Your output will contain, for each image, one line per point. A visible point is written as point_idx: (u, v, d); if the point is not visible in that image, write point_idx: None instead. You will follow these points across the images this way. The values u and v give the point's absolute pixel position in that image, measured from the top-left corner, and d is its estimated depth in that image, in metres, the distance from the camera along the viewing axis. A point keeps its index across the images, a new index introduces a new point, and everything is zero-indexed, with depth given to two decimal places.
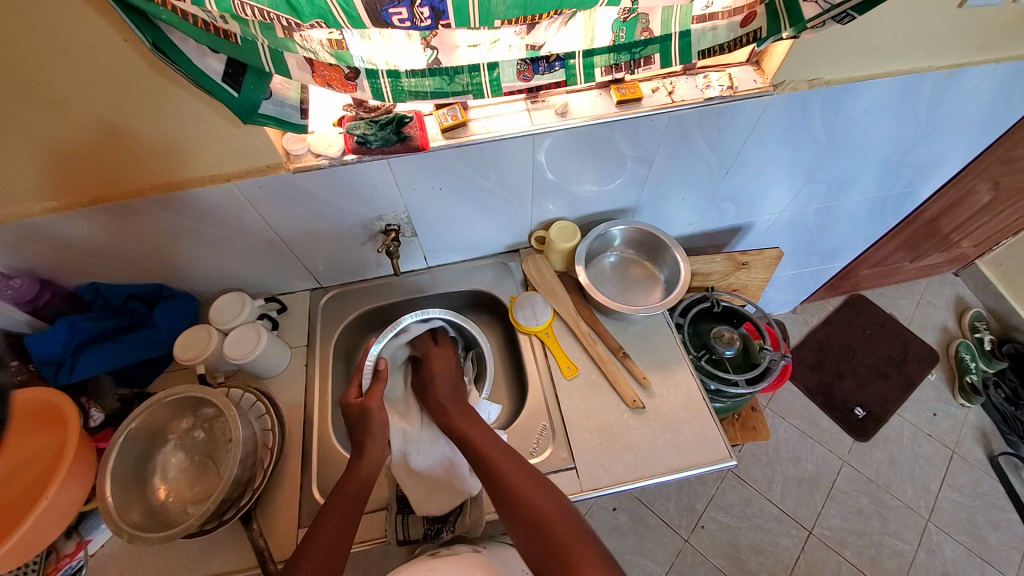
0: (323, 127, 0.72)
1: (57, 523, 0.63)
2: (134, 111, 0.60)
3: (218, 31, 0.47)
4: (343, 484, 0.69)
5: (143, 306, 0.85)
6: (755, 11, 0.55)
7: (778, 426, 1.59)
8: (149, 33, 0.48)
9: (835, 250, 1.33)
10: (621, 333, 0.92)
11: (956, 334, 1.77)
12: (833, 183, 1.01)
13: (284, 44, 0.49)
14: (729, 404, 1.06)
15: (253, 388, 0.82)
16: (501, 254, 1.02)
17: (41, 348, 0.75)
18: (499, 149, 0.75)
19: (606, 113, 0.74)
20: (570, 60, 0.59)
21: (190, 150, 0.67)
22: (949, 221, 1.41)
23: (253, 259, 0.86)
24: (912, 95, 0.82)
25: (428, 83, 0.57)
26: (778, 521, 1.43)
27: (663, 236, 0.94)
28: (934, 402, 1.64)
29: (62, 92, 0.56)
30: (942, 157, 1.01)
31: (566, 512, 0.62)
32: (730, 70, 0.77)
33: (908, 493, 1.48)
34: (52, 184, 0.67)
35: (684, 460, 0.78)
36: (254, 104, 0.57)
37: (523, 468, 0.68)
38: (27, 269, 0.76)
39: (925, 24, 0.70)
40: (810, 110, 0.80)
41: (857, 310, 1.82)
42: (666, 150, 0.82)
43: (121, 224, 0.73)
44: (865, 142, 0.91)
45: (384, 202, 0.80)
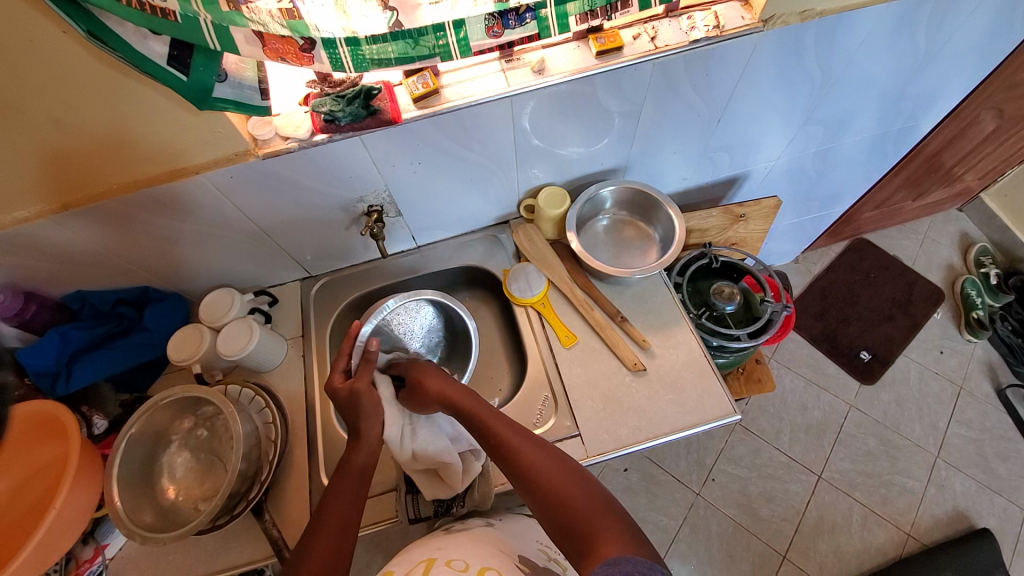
0: (287, 107, 0.68)
1: (67, 531, 0.64)
2: (84, 107, 0.56)
3: (156, 10, 0.43)
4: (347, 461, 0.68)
5: (132, 310, 0.84)
6: None
7: (784, 377, 1.59)
8: (81, 21, 0.44)
9: (835, 194, 1.30)
10: (619, 297, 0.90)
11: (961, 270, 1.75)
12: (830, 123, 0.97)
13: (230, 18, 0.46)
14: (732, 359, 1.05)
15: (251, 383, 0.81)
16: (491, 227, 0.99)
17: (34, 361, 0.74)
18: (478, 116, 0.71)
19: (586, 66, 0.70)
20: (541, 10, 0.55)
21: (152, 143, 0.63)
22: (952, 155, 1.37)
23: (237, 252, 0.84)
24: (910, 21, 0.77)
25: (392, 48, 0.53)
26: (788, 468, 1.45)
27: (655, 194, 0.91)
28: (939, 340, 1.63)
29: (9, 94, 0.53)
30: (942, 86, 0.96)
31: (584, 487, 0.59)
32: (715, 8, 0.72)
33: (917, 432, 1.49)
34: (18, 194, 0.64)
35: (690, 418, 0.78)
36: (207, 87, 0.53)
37: (545, 449, 0.64)
38: (8, 283, 0.74)
39: None
40: (803, 47, 0.76)
41: (860, 254, 1.79)
42: (654, 102, 0.78)
43: (93, 227, 0.70)
44: (862, 77, 0.86)
45: (363, 182, 0.77)
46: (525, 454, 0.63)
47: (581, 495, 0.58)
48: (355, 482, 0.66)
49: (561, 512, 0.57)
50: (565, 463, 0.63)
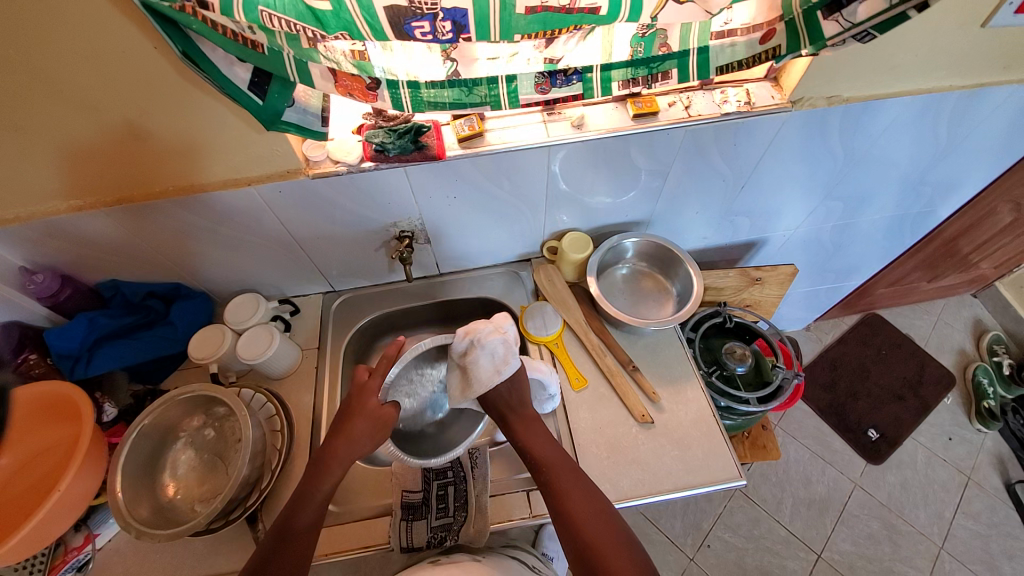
0: (342, 134, 0.73)
1: (66, 515, 0.65)
2: (160, 114, 0.62)
3: (247, 41, 0.48)
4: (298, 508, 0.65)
5: (161, 304, 0.86)
6: (774, 28, 0.55)
7: (788, 446, 1.56)
8: (179, 43, 0.48)
9: (850, 268, 1.32)
10: (631, 346, 0.91)
11: (974, 357, 1.74)
12: (850, 200, 1.00)
13: (309, 54, 0.49)
14: (739, 422, 1.04)
15: (264, 389, 0.83)
16: (513, 263, 1.02)
17: (59, 342, 0.77)
18: (515, 160, 0.75)
19: (622, 126, 0.74)
20: (587, 73, 0.60)
21: (212, 153, 0.68)
22: (969, 241, 1.39)
23: (269, 261, 0.88)
24: (933, 114, 0.81)
25: (447, 94, 0.58)
26: (786, 543, 1.40)
27: (675, 249, 0.94)
28: (951, 427, 1.60)
29: (92, 94, 0.57)
30: (962, 176, 1.00)
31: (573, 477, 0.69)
32: (748, 86, 0.77)
33: (922, 519, 1.44)
34: (79, 184, 0.68)
35: (692, 477, 0.77)
36: (277, 112, 0.58)
37: (583, 484, 0.68)
38: (50, 265, 0.78)
39: (948, 42, 0.70)
40: (829, 128, 0.80)
41: (872, 329, 1.79)
42: (682, 164, 0.82)
43: (140, 222, 0.74)
44: (885, 160, 0.90)
45: (399, 208, 0.81)
46: (556, 471, 0.69)
47: (605, 532, 0.64)
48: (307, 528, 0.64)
49: (593, 557, 0.62)
50: (591, 490, 0.68)
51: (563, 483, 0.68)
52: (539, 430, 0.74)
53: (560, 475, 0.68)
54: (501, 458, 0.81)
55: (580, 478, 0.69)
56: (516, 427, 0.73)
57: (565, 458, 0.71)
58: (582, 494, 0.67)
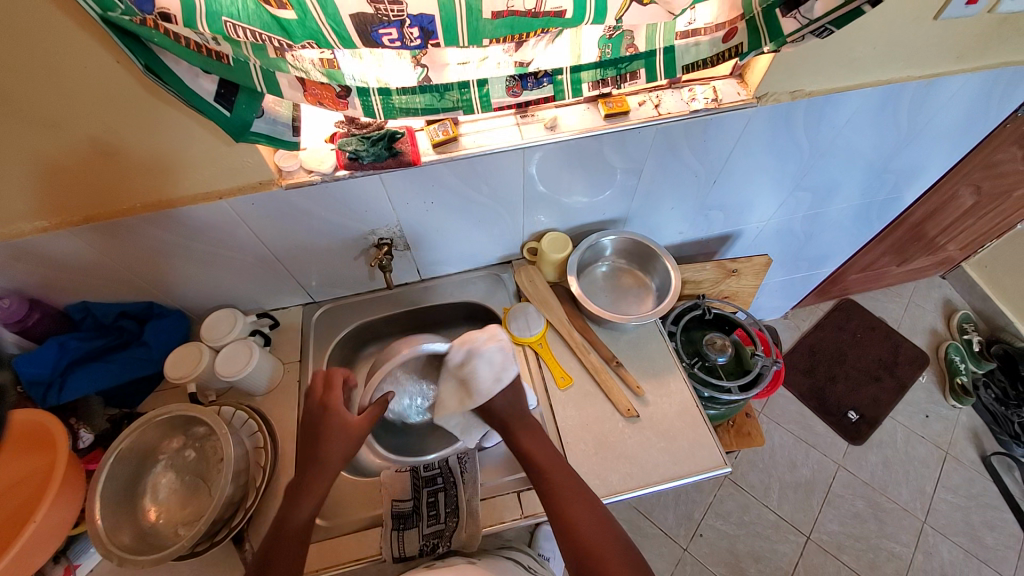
0: (314, 143, 0.72)
1: (44, 547, 0.62)
2: (126, 130, 0.60)
3: (211, 53, 0.47)
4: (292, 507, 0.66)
5: (134, 324, 0.84)
6: (737, 26, 0.57)
7: (773, 432, 1.60)
8: (142, 57, 0.48)
9: (823, 256, 1.36)
10: (615, 342, 0.92)
11: (944, 336, 1.80)
12: (818, 190, 1.03)
13: (276, 64, 0.49)
14: (723, 411, 1.06)
15: (246, 406, 0.81)
16: (494, 266, 1.02)
17: (29, 368, 0.74)
18: (491, 163, 0.76)
19: (595, 126, 0.75)
20: (558, 75, 0.61)
21: (183, 168, 0.67)
22: (934, 225, 1.45)
23: (246, 275, 0.86)
24: (892, 104, 0.84)
25: (419, 100, 0.58)
26: (776, 527, 1.43)
27: (653, 245, 0.95)
28: (926, 404, 1.66)
29: (52, 113, 0.56)
30: (922, 163, 1.04)
31: (569, 478, 0.69)
32: (715, 84, 0.79)
33: (903, 495, 1.49)
34: (42, 207, 0.66)
35: (681, 468, 0.78)
36: (246, 123, 0.57)
37: (580, 486, 0.69)
38: (16, 289, 0.75)
39: (901, 35, 0.73)
40: (794, 121, 0.83)
41: (847, 314, 1.84)
42: (655, 161, 0.84)
43: (111, 242, 0.72)
44: (850, 150, 0.93)
45: (377, 215, 0.80)
46: (556, 477, 0.69)
47: (598, 535, 0.64)
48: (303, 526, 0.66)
49: (592, 560, 0.62)
50: (587, 491, 0.69)
51: (562, 489, 0.68)
52: (535, 434, 0.74)
53: (560, 482, 0.69)
54: (491, 462, 0.82)
55: (578, 484, 0.69)
56: (513, 429, 0.75)
57: (561, 461, 0.72)
58: (579, 496, 0.68)
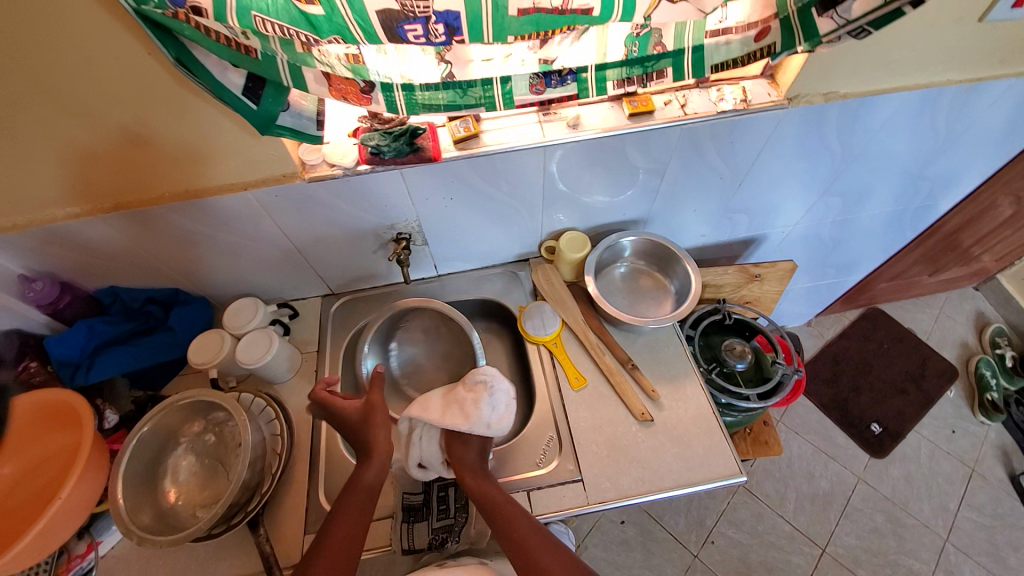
0: (337, 137, 0.73)
1: (69, 522, 0.65)
2: (155, 119, 0.61)
3: (240, 47, 0.48)
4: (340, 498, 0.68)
5: (160, 310, 0.86)
6: (770, 26, 0.55)
7: (790, 441, 1.56)
8: (173, 49, 0.49)
9: (850, 264, 1.32)
10: (631, 345, 0.91)
11: (976, 349, 1.73)
12: (849, 195, 1.00)
13: (302, 58, 0.49)
14: (740, 419, 1.04)
15: (264, 393, 0.83)
16: (511, 263, 1.02)
17: (58, 350, 0.77)
18: (512, 161, 0.75)
19: (618, 126, 0.74)
20: (582, 73, 0.60)
21: (209, 158, 0.68)
22: (970, 235, 1.39)
23: (269, 266, 0.88)
24: (931, 107, 0.81)
25: (442, 96, 0.57)
26: (790, 538, 1.40)
27: (674, 248, 0.94)
28: (953, 420, 1.60)
29: (87, 101, 0.57)
30: (960, 170, 1.00)
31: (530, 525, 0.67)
32: (744, 84, 0.77)
33: (925, 512, 1.44)
34: (78, 192, 0.69)
35: (694, 475, 0.77)
36: (272, 117, 0.58)
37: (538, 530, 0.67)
38: (49, 272, 0.78)
39: (944, 37, 0.70)
40: (826, 124, 0.80)
41: (873, 323, 1.79)
42: (679, 162, 0.82)
43: (139, 228, 0.74)
44: (883, 154, 0.90)
45: (396, 210, 0.81)
46: (520, 529, 0.67)
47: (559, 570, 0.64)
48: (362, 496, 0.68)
49: None
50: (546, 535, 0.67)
51: (530, 540, 0.66)
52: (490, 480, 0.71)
53: (525, 534, 0.66)
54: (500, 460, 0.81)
55: (545, 534, 0.67)
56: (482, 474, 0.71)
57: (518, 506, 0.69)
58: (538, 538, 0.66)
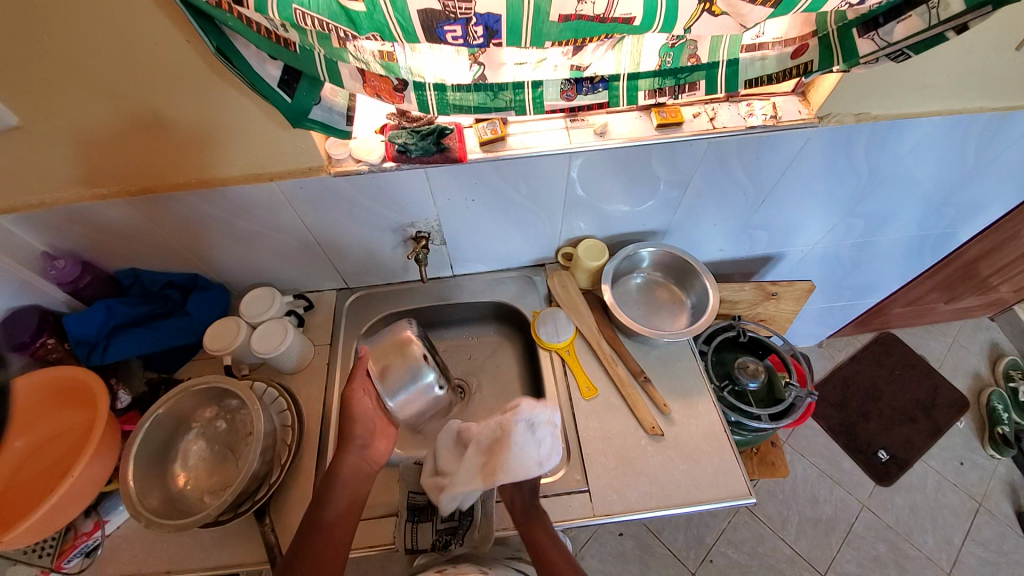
0: (365, 133, 0.74)
1: (78, 500, 0.65)
2: (186, 106, 0.62)
3: (279, 40, 0.48)
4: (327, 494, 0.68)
5: (178, 294, 0.87)
6: (808, 44, 0.55)
7: (796, 463, 1.54)
8: (214, 39, 0.49)
9: (867, 287, 1.30)
10: (644, 357, 0.90)
11: (990, 381, 1.70)
12: (871, 219, 0.99)
13: (338, 54, 0.49)
14: (748, 438, 1.03)
15: (276, 383, 0.83)
16: (526, 267, 1.02)
17: (77, 328, 0.78)
18: (536, 165, 0.75)
19: (645, 136, 0.74)
20: (614, 82, 0.60)
21: (235, 147, 0.69)
22: (990, 265, 1.37)
23: (287, 257, 0.88)
24: (962, 134, 0.80)
25: (473, 97, 0.58)
26: (790, 562, 1.38)
27: (692, 261, 0.93)
28: (963, 451, 1.57)
29: (121, 84, 0.58)
30: (988, 198, 0.98)
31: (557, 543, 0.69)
32: (775, 100, 0.76)
33: (930, 544, 1.41)
34: (105, 173, 0.69)
35: (701, 493, 0.76)
36: (304, 110, 0.58)
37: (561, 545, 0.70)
38: (71, 251, 0.79)
39: (981, 64, 0.68)
40: (854, 145, 0.79)
41: (886, 349, 1.76)
42: (702, 176, 0.81)
43: (162, 212, 0.75)
44: (909, 179, 0.89)
45: (417, 209, 0.81)
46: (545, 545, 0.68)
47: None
48: (348, 504, 0.68)
49: None
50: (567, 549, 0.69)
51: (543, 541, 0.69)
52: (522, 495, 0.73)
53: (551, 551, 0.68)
54: None
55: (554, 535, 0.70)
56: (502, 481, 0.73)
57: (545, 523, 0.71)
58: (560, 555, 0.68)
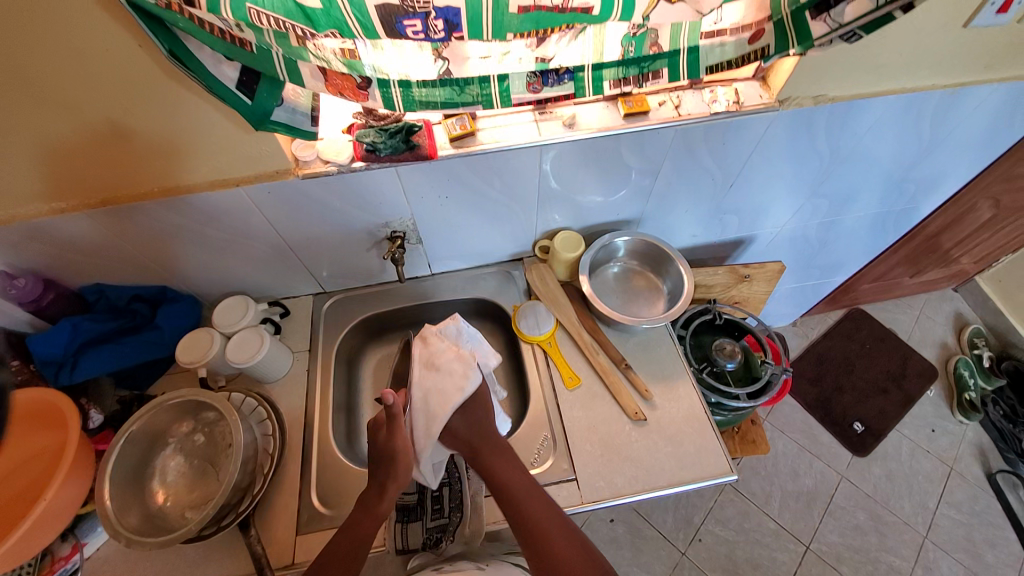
0: (332, 133, 0.73)
1: (50, 527, 0.63)
2: (142, 111, 0.60)
3: (234, 40, 0.47)
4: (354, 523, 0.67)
5: (147, 307, 0.84)
6: (763, 28, 0.56)
7: (777, 440, 1.59)
8: (165, 41, 0.48)
9: (836, 265, 1.34)
10: (624, 344, 0.92)
11: (955, 350, 1.78)
12: (836, 198, 1.02)
13: (297, 53, 0.49)
14: (729, 417, 1.06)
15: (255, 393, 0.82)
16: (504, 262, 1.02)
17: (42, 349, 0.75)
18: (508, 159, 0.75)
19: (613, 126, 0.75)
20: (579, 72, 0.60)
21: (198, 153, 0.67)
22: (949, 237, 1.43)
23: (259, 263, 0.87)
24: (915, 112, 0.83)
25: (439, 93, 0.57)
26: (776, 535, 1.42)
27: (666, 248, 0.94)
28: (932, 418, 1.64)
29: (71, 92, 0.56)
30: (944, 173, 1.02)
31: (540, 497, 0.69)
32: (736, 85, 0.78)
33: (906, 509, 1.47)
34: (61, 187, 0.67)
35: (685, 474, 0.78)
36: (267, 111, 0.57)
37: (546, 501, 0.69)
38: (31, 269, 0.76)
39: (930, 42, 0.71)
40: (815, 127, 0.81)
41: (857, 324, 1.83)
42: (672, 162, 0.83)
43: (125, 224, 0.73)
44: (870, 158, 0.92)
45: (390, 208, 0.80)
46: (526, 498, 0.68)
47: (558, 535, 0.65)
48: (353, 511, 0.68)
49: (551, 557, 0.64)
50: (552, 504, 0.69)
51: (558, 538, 0.65)
52: (507, 459, 0.72)
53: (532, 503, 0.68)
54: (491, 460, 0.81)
55: (573, 530, 0.67)
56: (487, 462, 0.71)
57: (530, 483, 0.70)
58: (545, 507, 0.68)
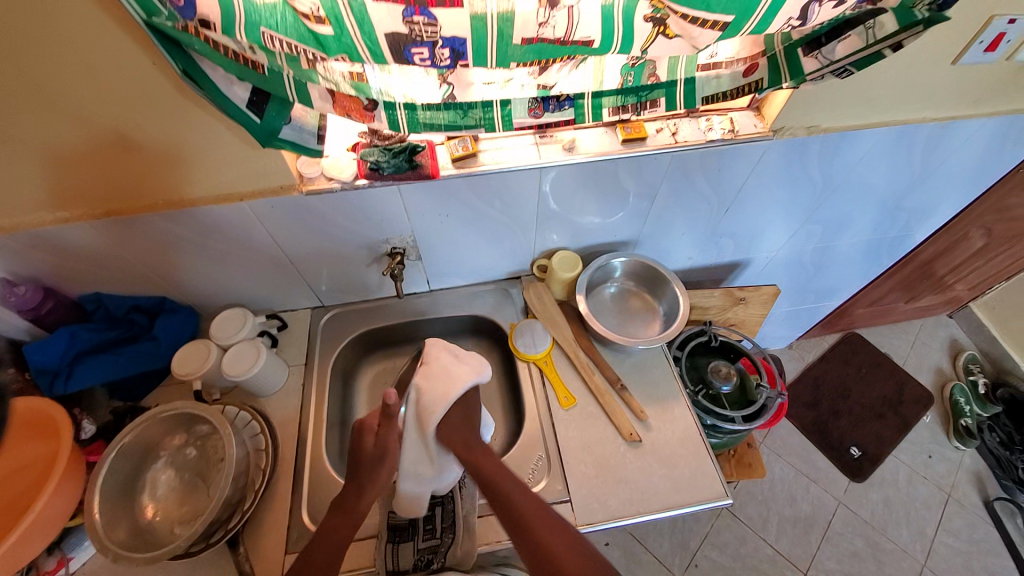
0: (337, 151, 0.74)
1: (38, 539, 0.62)
2: (150, 125, 0.61)
3: (247, 61, 0.49)
4: (328, 530, 0.66)
5: (144, 318, 0.85)
6: (757, 63, 0.59)
7: (773, 464, 1.58)
8: (180, 61, 0.49)
9: (830, 289, 1.36)
10: (620, 365, 0.92)
11: (950, 376, 1.78)
12: (829, 224, 1.04)
13: (308, 75, 0.51)
14: (724, 440, 1.05)
15: (250, 407, 0.82)
16: (502, 280, 1.03)
17: (38, 357, 0.75)
18: (507, 180, 0.77)
19: (611, 150, 0.77)
20: (579, 100, 0.62)
21: (203, 167, 0.68)
22: (943, 264, 1.45)
23: (259, 276, 0.87)
24: (906, 143, 0.85)
25: (442, 116, 0.59)
26: (772, 562, 1.40)
27: (663, 270, 0.96)
28: (929, 444, 1.63)
29: (83, 105, 0.57)
30: (934, 203, 1.04)
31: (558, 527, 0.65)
32: (732, 115, 0.80)
33: (904, 536, 1.46)
34: (67, 196, 0.68)
35: (680, 496, 0.78)
36: (274, 130, 0.58)
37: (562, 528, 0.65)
38: (32, 277, 0.77)
39: (920, 78, 0.74)
40: (808, 155, 0.83)
41: (852, 349, 1.83)
42: (669, 187, 0.85)
43: (128, 234, 0.73)
44: (862, 185, 0.94)
45: (391, 225, 0.81)
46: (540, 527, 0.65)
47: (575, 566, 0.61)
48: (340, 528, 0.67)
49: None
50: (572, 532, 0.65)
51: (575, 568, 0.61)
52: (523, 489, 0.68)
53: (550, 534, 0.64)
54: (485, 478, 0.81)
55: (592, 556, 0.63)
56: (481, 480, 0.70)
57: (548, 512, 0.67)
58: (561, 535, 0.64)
